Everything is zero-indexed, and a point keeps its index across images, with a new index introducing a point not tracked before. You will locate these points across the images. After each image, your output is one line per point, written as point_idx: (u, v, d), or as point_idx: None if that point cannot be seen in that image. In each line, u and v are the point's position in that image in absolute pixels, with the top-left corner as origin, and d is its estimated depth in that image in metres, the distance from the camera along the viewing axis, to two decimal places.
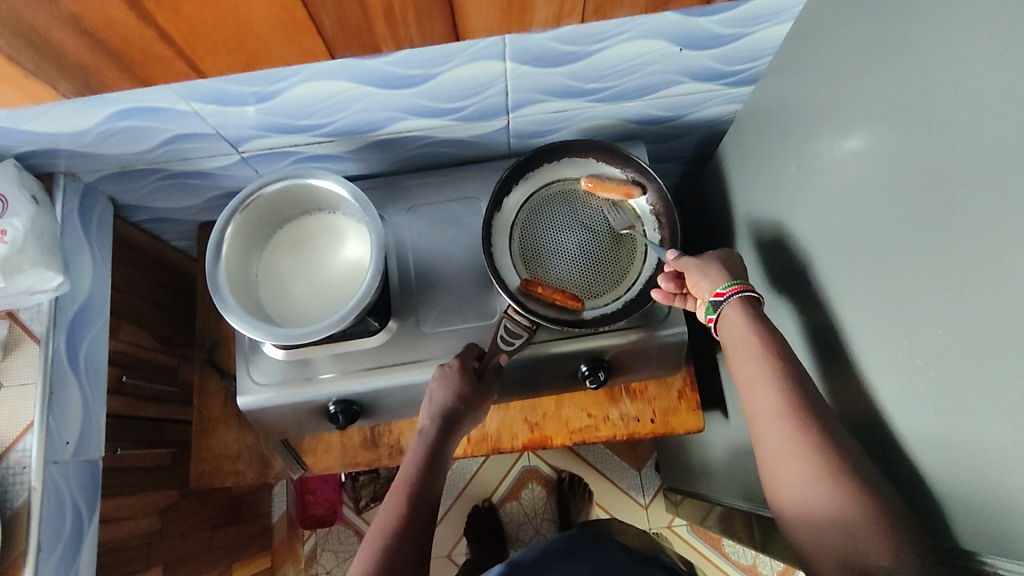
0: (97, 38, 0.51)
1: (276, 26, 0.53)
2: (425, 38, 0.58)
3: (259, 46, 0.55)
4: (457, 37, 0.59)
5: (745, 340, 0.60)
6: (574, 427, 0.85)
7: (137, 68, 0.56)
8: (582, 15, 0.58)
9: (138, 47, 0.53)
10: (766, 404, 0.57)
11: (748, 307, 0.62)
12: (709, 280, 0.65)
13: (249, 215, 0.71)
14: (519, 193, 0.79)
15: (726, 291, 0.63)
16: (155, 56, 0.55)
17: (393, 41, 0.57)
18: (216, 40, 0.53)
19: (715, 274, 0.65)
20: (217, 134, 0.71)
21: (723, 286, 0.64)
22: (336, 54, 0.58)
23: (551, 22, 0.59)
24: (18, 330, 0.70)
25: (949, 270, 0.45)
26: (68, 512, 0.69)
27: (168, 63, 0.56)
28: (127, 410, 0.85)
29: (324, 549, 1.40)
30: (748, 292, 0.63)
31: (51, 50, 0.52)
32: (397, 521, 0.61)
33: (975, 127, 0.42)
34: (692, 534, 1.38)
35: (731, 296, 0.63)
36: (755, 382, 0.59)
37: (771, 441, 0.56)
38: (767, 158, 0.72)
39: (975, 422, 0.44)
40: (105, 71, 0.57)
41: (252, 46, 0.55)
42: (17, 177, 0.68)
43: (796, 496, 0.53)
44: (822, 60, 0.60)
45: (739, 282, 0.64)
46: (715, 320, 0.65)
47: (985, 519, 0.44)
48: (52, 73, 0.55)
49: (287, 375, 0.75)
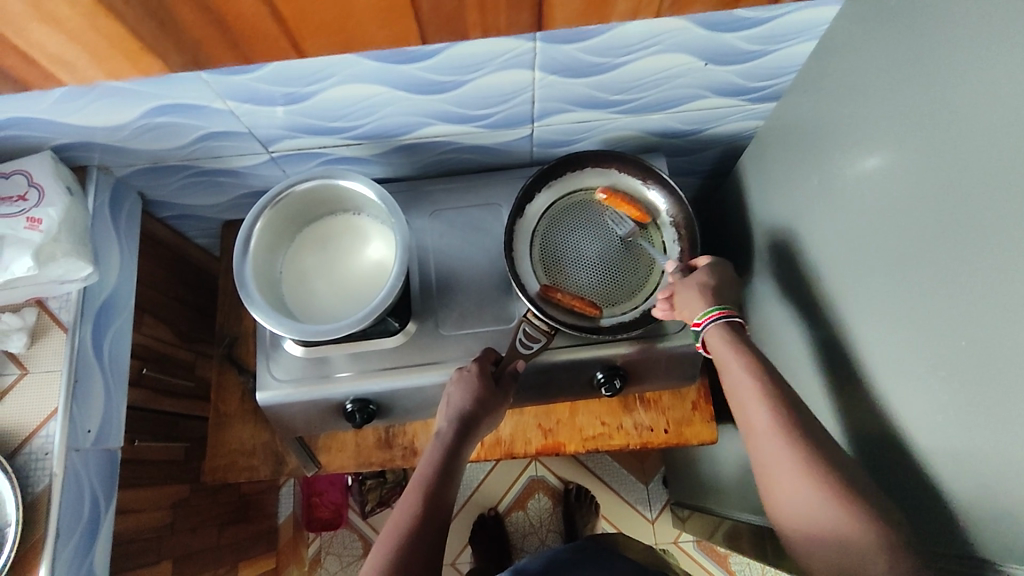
0: (213, 11, 0.50)
1: (380, 9, 0.52)
2: (510, 27, 0.57)
3: (358, 29, 0.54)
4: (539, 28, 0.58)
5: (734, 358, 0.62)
6: (587, 435, 0.85)
7: (246, 44, 0.54)
8: (659, 10, 0.57)
9: (249, 25, 0.52)
10: (761, 427, 0.56)
11: (730, 331, 0.64)
12: (691, 306, 0.67)
13: (277, 212, 0.73)
14: (542, 200, 0.80)
15: (703, 320, 0.65)
16: (262, 35, 0.53)
17: (482, 27, 0.56)
18: (320, 20, 0.52)
19: (697, 300, 0.67)
20: (249, 133, 0.73)
21: (701, 314, 0.66)
22: (427, 40, 0.57)
23: (629, 15, 0.57)
24: (47, 318, 0.71)
25: (974, 284, 0.45)
26: (86, 498, 0.70)
27: (271, 41, 0.54)
28: (145, 403, 0.86)
29: (329, 553, 1.38)
30: (728, 318, 0.65)
31: (168, 19, 0.50)
32: (412, 520, 0.62)
33: (998, 141, 0.43)
34: (699, 551, 1.37)
35: (708, 324, 0.65)
36: (747, 403, 0.58)
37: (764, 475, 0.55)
38: (787, 175, 0.73)
39: (994, 433, 0.44)
40: (195, 53, 0.55)
41: (352, 29, 0.54)
42: (53, 168, 0.70)
43: (795, 518, 0.52)
44: (846, 76, 0.61)
45: (720, 308, 0.65)
46: (703, 346, 0.67)
47: (1001, 532, 0.45)
48: (164, 44, 0.53)
49: (306, 372, 0.76)
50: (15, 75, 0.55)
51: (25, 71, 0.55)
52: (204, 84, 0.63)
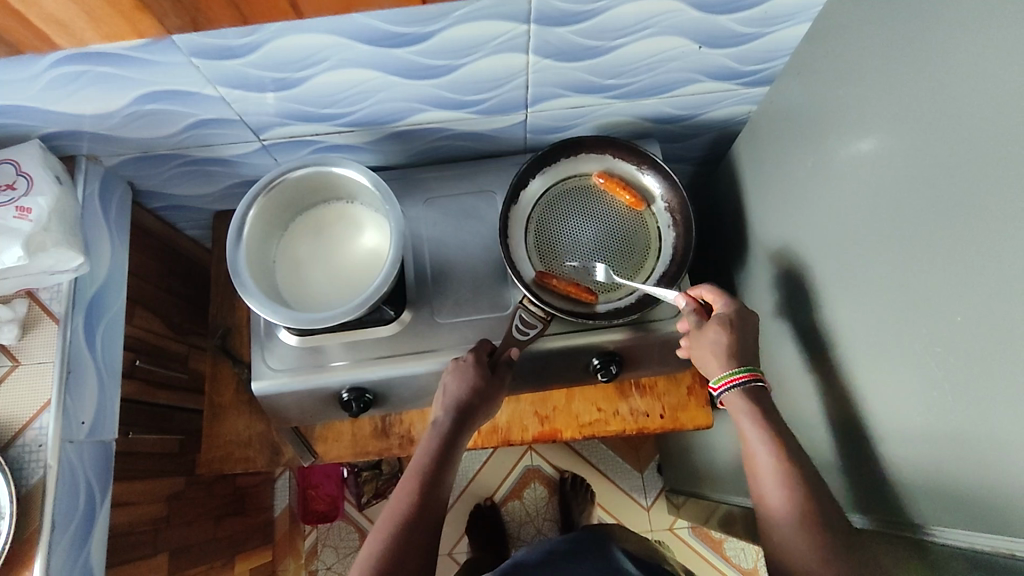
0: None
1: None
2: None
3: None
4: None
5: (750, 416, 0.63)
6: (584, 421, 0.85)
7: (244, 4, 0.53)
8: None
9: None
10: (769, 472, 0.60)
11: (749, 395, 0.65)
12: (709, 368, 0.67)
13: (270, 200, 0.72)
14: (537, 186, 0.80)
15: (719, 386, 0.66)
16: None
17: None
18: None
19: (713, 364, 0.67)
20: (240, 120, 0.72)
21: (717, 379, 0.66)
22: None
23: None
24: (38, 310, 0.70)
25: (968, 260, 0.45)
26: (82, 490, 0.70)
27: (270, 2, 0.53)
28: (138, 395, 0.85)
29: (325, 545, 1.38)
30: (749, 381, 0.65)
31: None
32: (408, 507, 0.63)
33: (993, 115, 0.43)
34: (694, 537, 1.38)
35: (723, 390, 0.66)
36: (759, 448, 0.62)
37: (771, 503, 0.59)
38: (780, 159, 0.73)
39: (988, 408, 0.44)
40: (194, 14, 0.54)
41: None
42: (42, 157, 0.69)
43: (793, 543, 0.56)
44: (838, 57, 0.61)
45: (738, 373, 0.65)
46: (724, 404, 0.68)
47: (996, 507, 0.45)
48: (160, 3, 0.52)
49: (301, 361, 0.75)
50: (9, 39, 0.54)
51: (19, 38, 0.54)
52: (194, 68, 0.62)
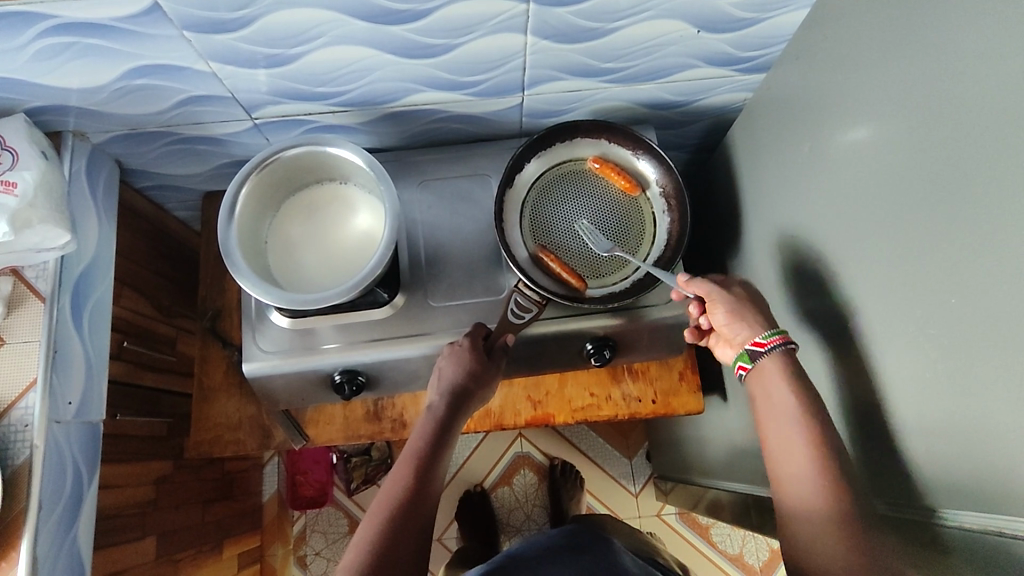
0: None
1: None
2: None
3: None
4: None
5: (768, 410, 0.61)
6: (576, 406, 0.86)
7: None
8: None
9: None
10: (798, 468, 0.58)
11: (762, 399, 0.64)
12: (749, 327, 0.65)
13: (263, 179, 0.71)
14: (532, 169, 0.79)
15: (768, 342, 0.63)
16: None
17: None
18: None
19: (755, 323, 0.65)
20: (232, 97, 0.71)
21: (765, 335, 0.64)
22: None
23: None
24: (23, 288, 0.69)
25: (963, 241, 0.45)
26: (68, 470, 0.69)
27: None
28: (126, 377, 0.84)
29: (314, 531, 1.37)
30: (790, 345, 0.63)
31: None
32: (404, 489, 0.63)
33: (990, 98, 0.43)
34: (681, 523, 1.40)
35: (772, 346, 0.63)
36: (785, 441, 0.59)
37: (779, 490, 0.59)
38: (774, 147, 0.74)
39: (983, 387, 0.45)
40: None
41: None
42: (28, 132, 0.67)
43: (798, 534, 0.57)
44: (833, 45, 0.61)
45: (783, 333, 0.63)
46: (747, 368, 0.65)
47: (987, 485, 0.45)
48: None
49: (293, 343, 0.75)
50: None
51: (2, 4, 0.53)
52: (185, 41, 0.61)
